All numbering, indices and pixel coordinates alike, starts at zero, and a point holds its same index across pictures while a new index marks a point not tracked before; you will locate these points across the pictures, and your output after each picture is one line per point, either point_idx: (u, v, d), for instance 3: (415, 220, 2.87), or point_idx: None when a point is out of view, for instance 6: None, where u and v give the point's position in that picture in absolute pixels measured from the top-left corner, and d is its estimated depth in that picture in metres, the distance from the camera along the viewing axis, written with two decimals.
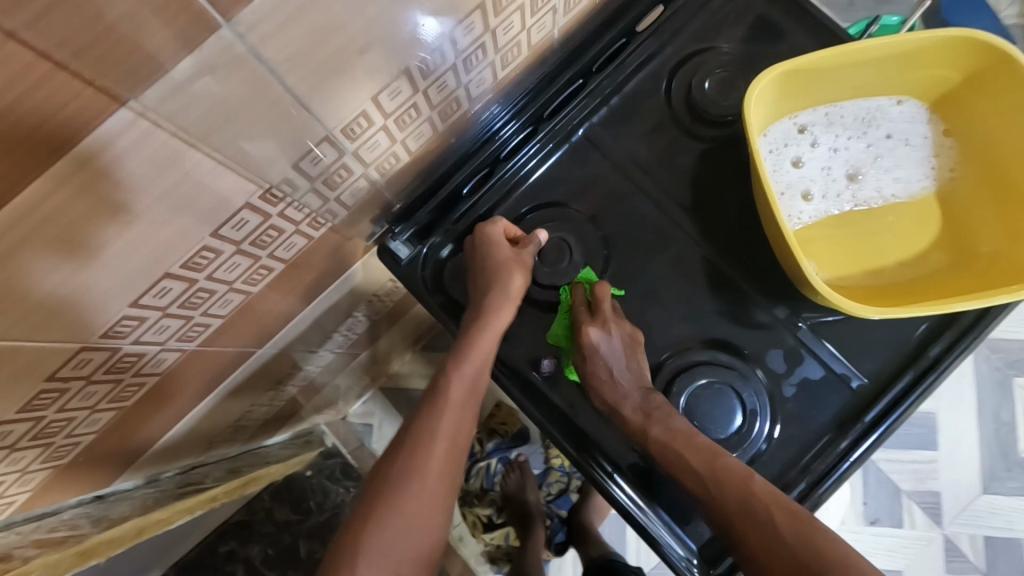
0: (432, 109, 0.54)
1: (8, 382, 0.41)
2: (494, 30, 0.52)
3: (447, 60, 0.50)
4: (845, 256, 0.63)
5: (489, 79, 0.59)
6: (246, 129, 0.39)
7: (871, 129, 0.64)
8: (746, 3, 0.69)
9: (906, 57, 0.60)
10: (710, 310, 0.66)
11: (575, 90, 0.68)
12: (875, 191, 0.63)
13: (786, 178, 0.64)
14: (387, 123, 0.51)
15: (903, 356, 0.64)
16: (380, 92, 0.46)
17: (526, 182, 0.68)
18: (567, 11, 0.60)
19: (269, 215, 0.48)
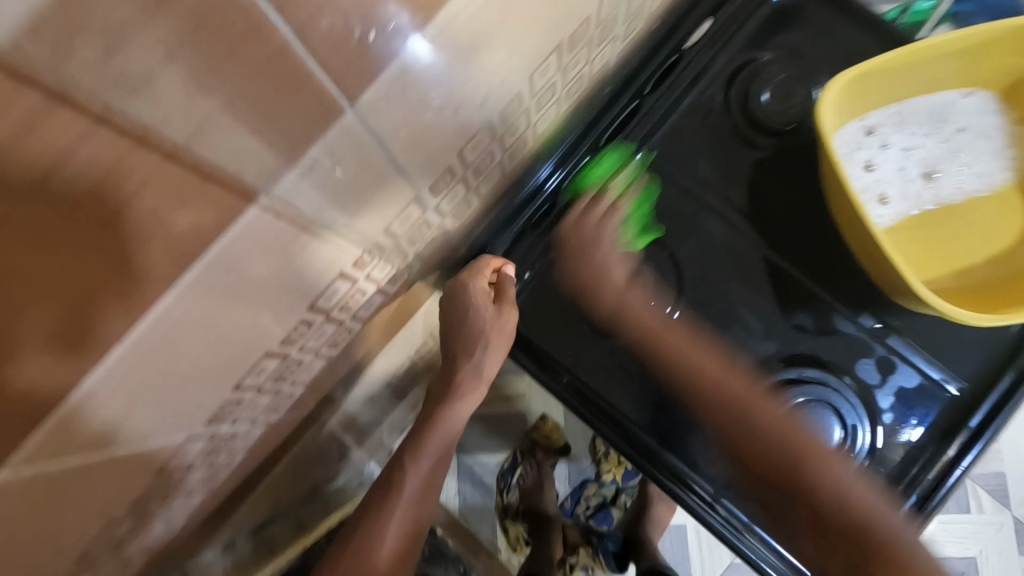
0: (504, 151, 0.53)
1: (123, 482, 0.40)
2: (564, 68, 0.51)
3: (521, 103, 0.49)
4: (931, 258, 0.60)
5: (553, 113, 0.58)
6: (348, 203, 0.38)
7: (945, 124, 0.62)
8: (794, 8, 0.68)
9: (980, 49, 0.58)
10: (795, 324, 0.64)
11: (631, 112, 0.67)
12: (954, 188, 0.62)
13: (861, 184, 0.62)
14: (466, 173, 0.50)
15: (1001, 354, 0.62)
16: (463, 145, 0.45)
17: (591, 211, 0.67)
18: (625, 37, 0.59)
19: (358, 280, 0.47)
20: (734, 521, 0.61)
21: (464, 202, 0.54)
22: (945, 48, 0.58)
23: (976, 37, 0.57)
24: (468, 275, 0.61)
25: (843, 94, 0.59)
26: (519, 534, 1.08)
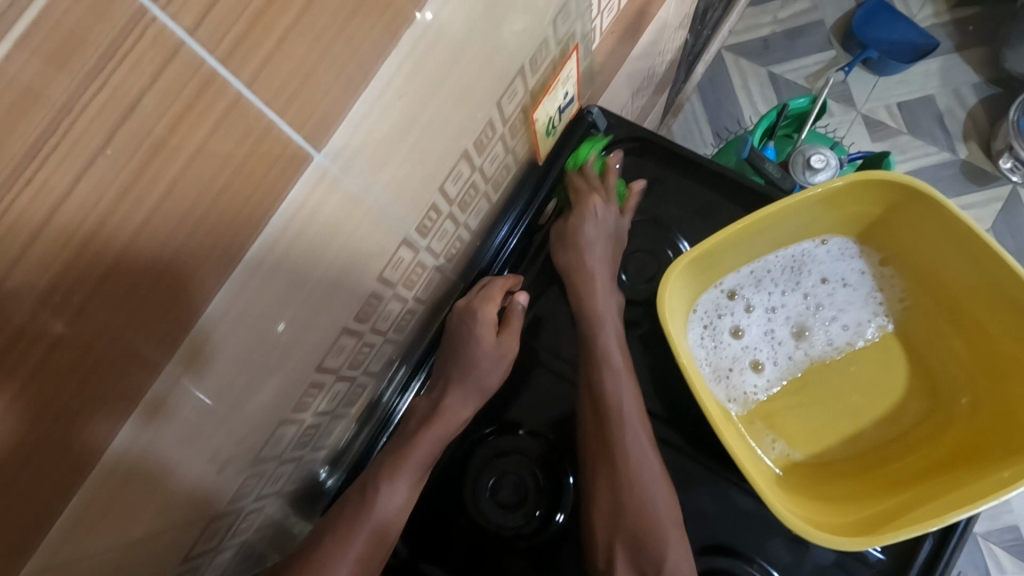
0: (385, 334, 0.54)
1: None
2: (429, 244, 0.52)
3: (384, 298, 0.49)
4: (817, 428, 0.56)
5: (438, 275, 0.59)
6: (184, 475, 0.37)
7: (803, 277, 0.60)
8: (636, 166, 0.67)
9: (816, 206, 0.56)
10: (694, 506, 0.59)
11: (520, 251, 0.66)
12: (826, 343, 0.58)
13: (729, 352, 0.59)
14: (341, 374, 0.50)
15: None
16: (297, 403, 0.46)
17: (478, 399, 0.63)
18: (500, 184, 0.61)
19: (240, 510, 0.47)
20: None
21: (347, 397, 0.54)
22: (777, 215, 0.56)
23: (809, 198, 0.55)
24: (480, 302, 0.59)
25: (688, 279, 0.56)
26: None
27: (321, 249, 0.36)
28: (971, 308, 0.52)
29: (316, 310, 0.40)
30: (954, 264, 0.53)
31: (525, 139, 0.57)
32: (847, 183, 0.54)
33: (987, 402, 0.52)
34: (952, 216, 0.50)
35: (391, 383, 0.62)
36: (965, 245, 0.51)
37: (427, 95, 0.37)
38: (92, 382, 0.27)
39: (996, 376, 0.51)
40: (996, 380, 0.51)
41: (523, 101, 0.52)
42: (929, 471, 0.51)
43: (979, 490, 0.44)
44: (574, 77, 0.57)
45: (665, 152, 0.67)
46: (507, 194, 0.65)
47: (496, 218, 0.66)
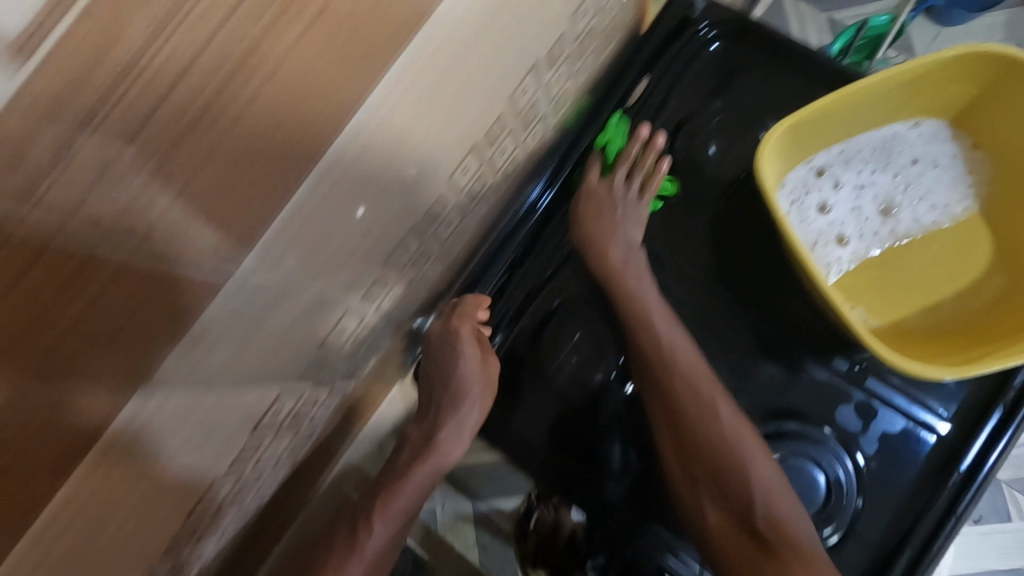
0: (490, 174, 0.61)
1: None
2: (536, 92, 0.58)
3: (498, 130, 0.56)
4: (896, 300, 0.58)
5: (533, 135, 0.65)
6: (344, 249, 0.43)
7: (893, 158, 0.61)
8: (730, 51, 0.68)
9: (916, 82, 0.57)
10: (766, 374, 0.62)
11: (611, 129, 0.68)
12: (912, 221, 0.60)
13: (815, 227, 0.61)
14: (457, 198, 0.57)
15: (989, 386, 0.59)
16: (424, 214, 0.53)
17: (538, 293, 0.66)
18: (592, 60, 0.67)
19: (364, 310, 0.54)
20: None
21: (455, 228, 0.61)
22: (877, 88, 0.56)
23: (915, 70, 0.55)
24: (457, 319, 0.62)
25: (783, 145, 0.57)
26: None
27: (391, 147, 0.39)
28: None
29: (394, 194, 0.44)
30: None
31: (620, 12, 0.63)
32: (956, 54, 0.54)
33: None
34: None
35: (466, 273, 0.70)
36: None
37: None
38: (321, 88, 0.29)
39: None
40: None
41: None
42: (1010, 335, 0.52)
43: None
44: None
45: (758, 37, 0.67)
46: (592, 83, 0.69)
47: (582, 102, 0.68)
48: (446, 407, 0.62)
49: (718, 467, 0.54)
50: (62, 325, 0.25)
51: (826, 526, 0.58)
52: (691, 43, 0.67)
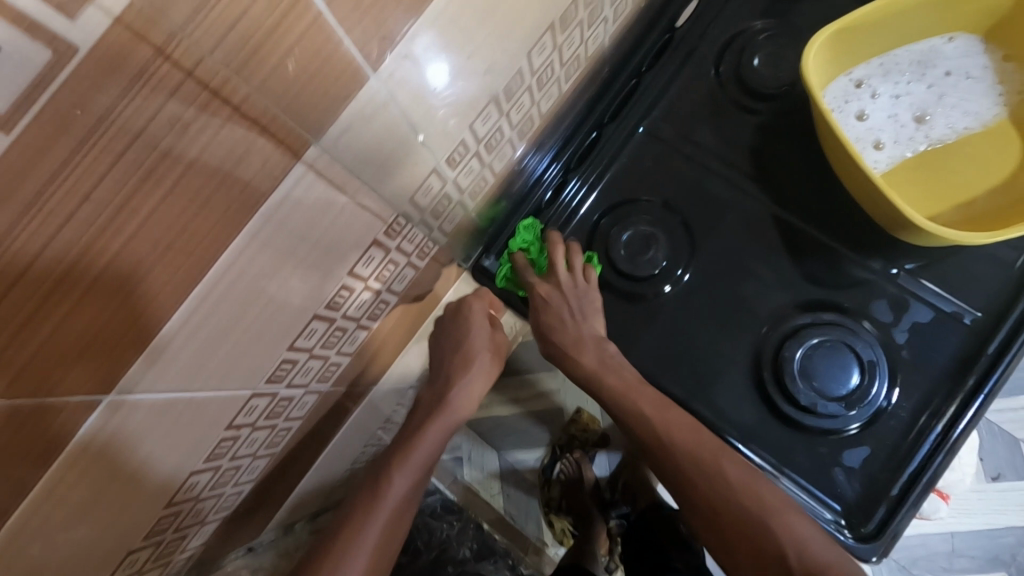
0: (563, 67, 0.59)
1: (196, 433, 0.46)
2: None
3: (577, 14, 0.55)
4: (928, 198, 0.63)
5: (604, 33, 0.63)
6: (436, 96, 0.43)
7: (929, 70, 0.65)
8: None
9: None
10: (806, 270, 0.67)
11: (662, 46, 0.72)
12: (946, 127, 0.64)
13: (854, 132, 0.65)
14: (532, 82, 0.55)
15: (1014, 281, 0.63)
16: (505, 89, 0.52)
17: (576, 216, 0.71)
18: None
19: (446, 180, 0.54)
20: (767, 463, 0.63)
21: (528, 119, 0.60)
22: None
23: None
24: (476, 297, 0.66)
25: (828, 49, 0.62)
26: (564, 527, 1.23)
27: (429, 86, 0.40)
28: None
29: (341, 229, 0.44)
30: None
31: None
32: None
33: None
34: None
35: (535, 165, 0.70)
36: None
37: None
38: None
39: None
40: None
41: None
42: None
43: None
44: None
45: None
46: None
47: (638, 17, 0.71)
48: (455, 371, 0.63)
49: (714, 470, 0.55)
50: (257, 80, 0.30)
51: (857, 407, 0.62)
52: None
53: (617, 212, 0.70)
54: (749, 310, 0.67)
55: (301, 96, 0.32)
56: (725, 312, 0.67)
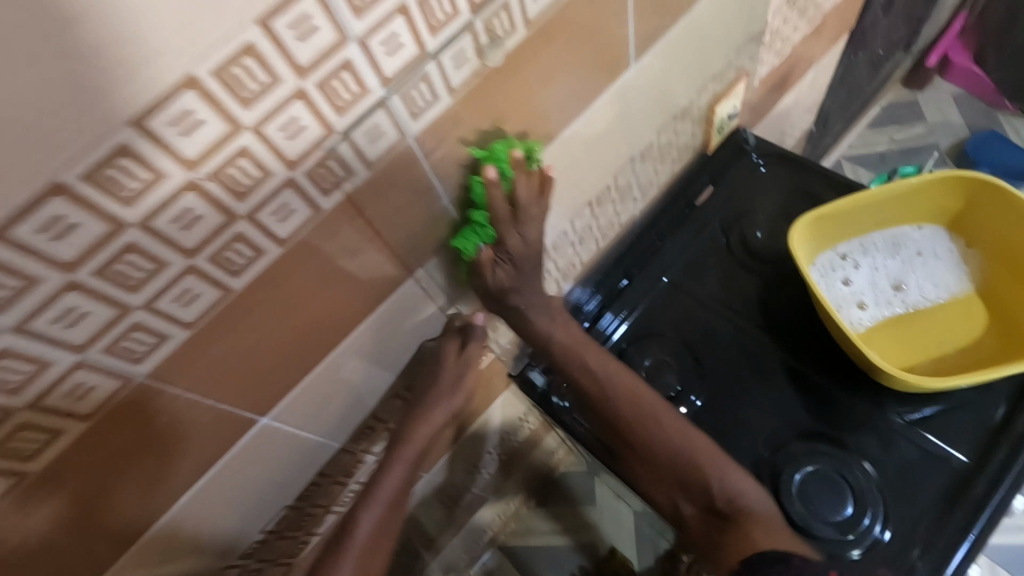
0: (599, 230, 0.81)
1: (280, 480, 0.64)
2: (638, 174, 0.80)
3: (609, 194, 0.77)
4: (907, 351, 0.74)
5: (632, 208, 0.85)
6: None
7: (902, 249, 0.81)
8: (775, 172, 0.92)
9: (912, 194, 0.78)
10: (803, 405, 0.77)
11: (683, 217, 0.91)
12: (920, 295, 0.77)
13: (840, 294, 0.79)
14: (574, 239, 0.77)
15: (993, 433, 0.72)
16: (552, 243, 0.74)
17: (626, 323, 0.86)
18: (680, 159, 0.88)
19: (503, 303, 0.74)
20: None
21: (570, 264, 0.81)
22: (882, 197, 0.78)
23: (914, 184, 0.77)
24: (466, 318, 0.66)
25: (809, 226, 0.78)
26: None
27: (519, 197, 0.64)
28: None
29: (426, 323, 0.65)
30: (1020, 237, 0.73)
31: (700, 132, 0.86)
32: (939, 176, 0.76)
33: None
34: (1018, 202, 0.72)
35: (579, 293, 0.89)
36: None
37: (677, 55, 0.68)
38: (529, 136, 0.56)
39: None
40: None
41: (712, 97, 0.81)
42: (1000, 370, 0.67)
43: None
44: (740, 95, 0.86)
45: (800, 162, 0.92)
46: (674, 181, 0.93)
47: (662, 195, 0.92)
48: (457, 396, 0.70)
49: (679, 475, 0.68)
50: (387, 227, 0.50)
51: (851, 533, 0.69)
52: (744, 165, 0.93)
53: (643, 340, 0.84)
54: (752, 436, 0.76)
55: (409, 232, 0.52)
56: (730, 435, 0.77)
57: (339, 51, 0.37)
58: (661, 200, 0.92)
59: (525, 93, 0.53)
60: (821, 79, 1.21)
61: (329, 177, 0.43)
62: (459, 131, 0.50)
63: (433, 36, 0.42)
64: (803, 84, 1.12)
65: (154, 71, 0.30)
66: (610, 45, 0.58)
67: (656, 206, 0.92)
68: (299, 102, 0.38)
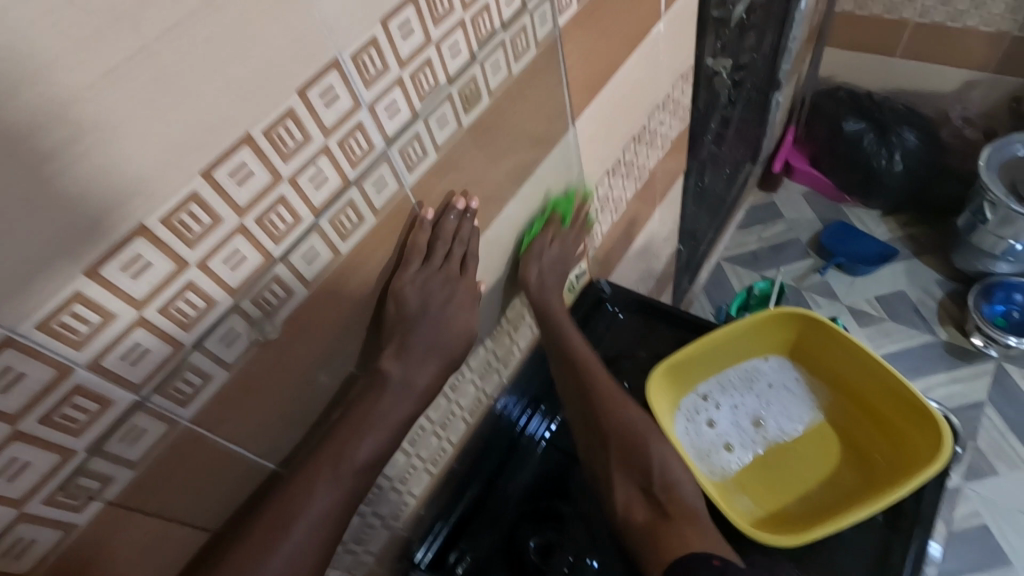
0: (462, 410, 0.80)
1: None
2: (491, 349, 0.81)
3: (464, 378, 0.77)
4: (776, 492, 0.77)
5: (497, 379, 0.86)
6: None
7: (755, 383, 0.85)
8: (634, 318, 0.96)
9: (754, 329, 0.83)
10: None
11: (554, 375, 0.92)
12: (778, 429, 0.81)
13: (707, 438, 0.81)
14: (434, 428, 0.76)
15: (881, 545, 0.69)
16: (406, 442, 0.71)
17: (512, 492, 0.82)
18: (538, 321, 0.91)
19: (365, 514, 0.69)
20: None
21: (438, 449, 0.78)
22: (729, 336, 0.82)
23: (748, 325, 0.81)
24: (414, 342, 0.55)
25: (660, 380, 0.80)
26: None
27: (503, 251, 0.72)
28: (874, 394, 0.78)
29: None
30: (850, 366, 0.80)
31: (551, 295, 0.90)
32: (771, 313, 0.82)
33: (894, 460, 0.75)
34: (842, 334, 0.79)
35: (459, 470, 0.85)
36: (857, 353, 0.78)
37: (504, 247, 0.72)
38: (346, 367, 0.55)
39: (896, 438, 0.76)
40: (896, 441, 0.75)
41: None
42: (864, 507, 0.70)
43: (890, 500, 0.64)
44: (583, 257, 0.91)
45: (653, 305, 0.96)
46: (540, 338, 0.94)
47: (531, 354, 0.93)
48: None
49: (627, 444, 0.72)
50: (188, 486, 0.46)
51: None
52: (603, 316, 0.96)
53: (534, 515, 0.80)
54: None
55: (210, 492, 0.48)
56: None
57: (62, 383, 0.33)
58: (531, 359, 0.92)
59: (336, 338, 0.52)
60: (670, 213, 1.31)
61: (82, 491, 0.38)
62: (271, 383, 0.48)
63: (187, 330, 0.39)
64: (653, 221, 1.22)
65: (51, 280, 0.31)
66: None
67: (527, 366, 0.93)
68: (20, 441, 0.33)
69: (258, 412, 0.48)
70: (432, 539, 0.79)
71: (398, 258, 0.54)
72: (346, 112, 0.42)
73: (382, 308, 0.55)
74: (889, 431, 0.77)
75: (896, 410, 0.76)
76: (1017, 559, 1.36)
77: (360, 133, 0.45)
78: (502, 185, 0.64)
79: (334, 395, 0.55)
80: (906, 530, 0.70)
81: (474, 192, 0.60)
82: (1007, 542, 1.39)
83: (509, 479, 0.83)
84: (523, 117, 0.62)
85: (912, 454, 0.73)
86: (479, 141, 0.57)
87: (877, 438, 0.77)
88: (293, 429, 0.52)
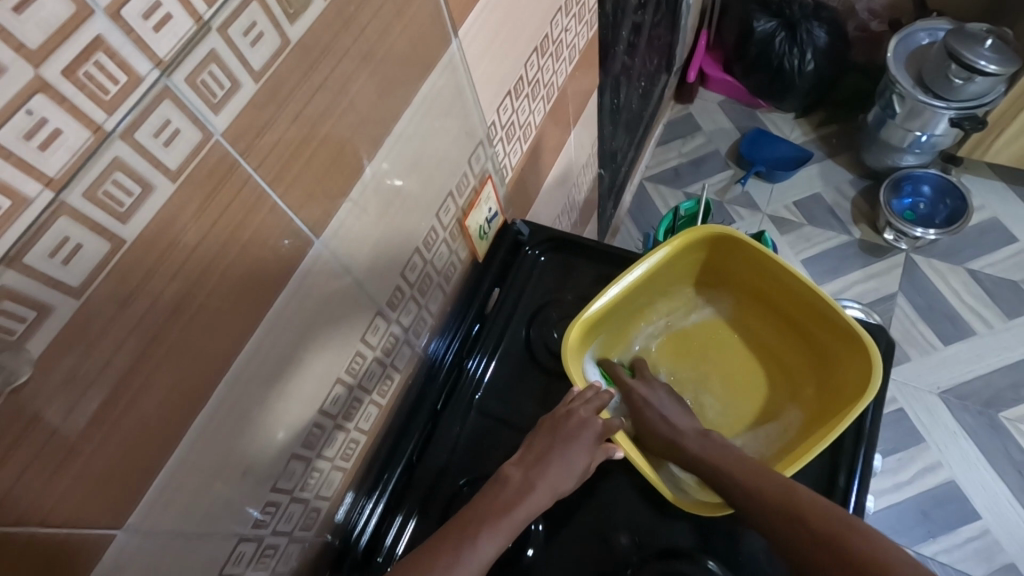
0: (371, 393, 0.67)
1: None
2: (399, 319, 0.67)
3: (366, 359, 0.64)
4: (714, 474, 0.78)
5: (410, 349, 0.73)
6: (225, 492, 0.49)
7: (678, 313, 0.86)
8: (557, 259, 0.86)
9: (670, 259, 0.82)
10: (644, 521, 0.69)
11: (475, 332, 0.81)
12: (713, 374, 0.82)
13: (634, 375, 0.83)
14: (337, 422, 0.62)
15: (827, 465, 0.68)
16: (299, 446, 0.57)
17: (448, 466, 0.72)
18: (450, 278, 0.78)
19: (262, 537, 0.57)
20: None
21: (346, 444, 0.65)
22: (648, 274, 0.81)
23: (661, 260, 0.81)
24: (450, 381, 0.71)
25: (586, 332, 0.79)
26: None
27: (393, 201, 0.58)
28: (785, 303, 0.81)
29: None
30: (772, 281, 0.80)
31: (461, 245, 0.77)
32: (683, 241, 0.80)
33: (820, 368, 0.79)
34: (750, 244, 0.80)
35: (380, 454, 0.73)
36: (775, 268, 0.79)
37: (393, 197, 0.58)
38: (178, 389, 0.41)
39: (819, 346, 0.80)
40: (819, 349, 0.80)
41: (457, 213, 0.72)
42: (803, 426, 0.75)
43: (830, 435, 0.66)
44: (492, 197, 0.79)
45: (577, 242, 0.86)
46: (456, 294, 0.82)
47: (449, 311, 0.81)
48: None
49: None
50: None
51: None
52: (524, 261, 0.86)
53: (478, 483, 0.70)
54: (615, 561, 0.67)
55: None
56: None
57: None
58: (447, 318, 0.80)
59: (147, 356, 0.37)
60: (588, 135, 1.20)
61: None
62: (64, 438, 0.34)
63: None
64: (569, 146, 1.10)
65: None
66: (290, 238, 0.46)
67: (445, 324, 0.81)
68: None
69: (49, 475, 0.34)
70: (353, 540, 0.69)
71: (232, 231, 0.40)
72: (64, 22, 0.26)
73: (217, 301, 0.41)
74: (805, 338, 0.81)
75: (807, 315, 0.79)
76: (930, 437, 1.46)
77: (104, 56, 0.29)
78: (372, 118, 0.50)
79: (175, 421, 0.41)
80: (850, 447, 0.68)
81: (331, 130, 0.45)
82: (921, 422, 1.48)
83: (442, 454, 0.73)
84: (384, 25, 0.47)
85: (834, 362, 0.77)
86: (328, 61, 0.42)
87: (798, 348, 0.82)
88: (119, 483, 0.39)
